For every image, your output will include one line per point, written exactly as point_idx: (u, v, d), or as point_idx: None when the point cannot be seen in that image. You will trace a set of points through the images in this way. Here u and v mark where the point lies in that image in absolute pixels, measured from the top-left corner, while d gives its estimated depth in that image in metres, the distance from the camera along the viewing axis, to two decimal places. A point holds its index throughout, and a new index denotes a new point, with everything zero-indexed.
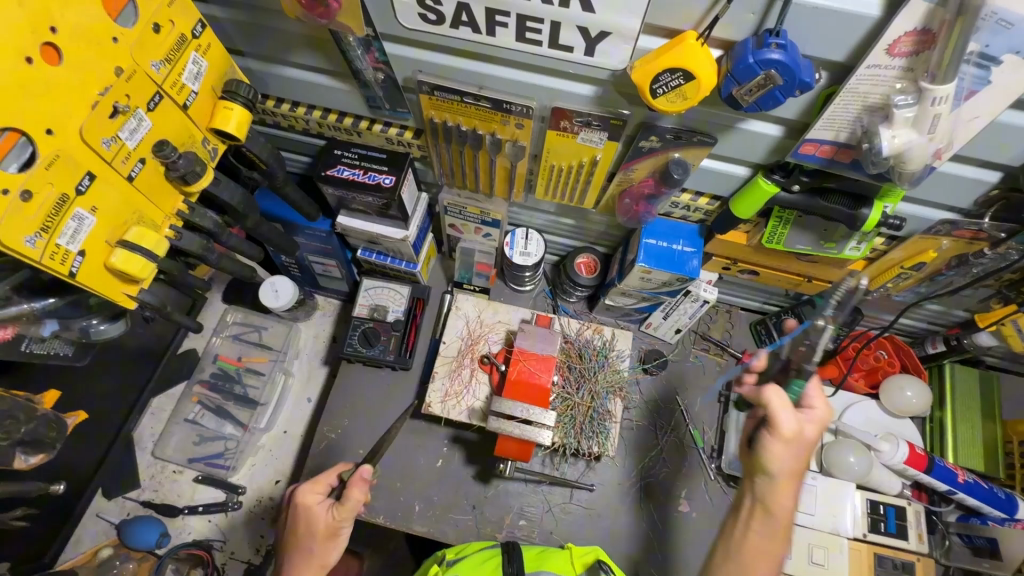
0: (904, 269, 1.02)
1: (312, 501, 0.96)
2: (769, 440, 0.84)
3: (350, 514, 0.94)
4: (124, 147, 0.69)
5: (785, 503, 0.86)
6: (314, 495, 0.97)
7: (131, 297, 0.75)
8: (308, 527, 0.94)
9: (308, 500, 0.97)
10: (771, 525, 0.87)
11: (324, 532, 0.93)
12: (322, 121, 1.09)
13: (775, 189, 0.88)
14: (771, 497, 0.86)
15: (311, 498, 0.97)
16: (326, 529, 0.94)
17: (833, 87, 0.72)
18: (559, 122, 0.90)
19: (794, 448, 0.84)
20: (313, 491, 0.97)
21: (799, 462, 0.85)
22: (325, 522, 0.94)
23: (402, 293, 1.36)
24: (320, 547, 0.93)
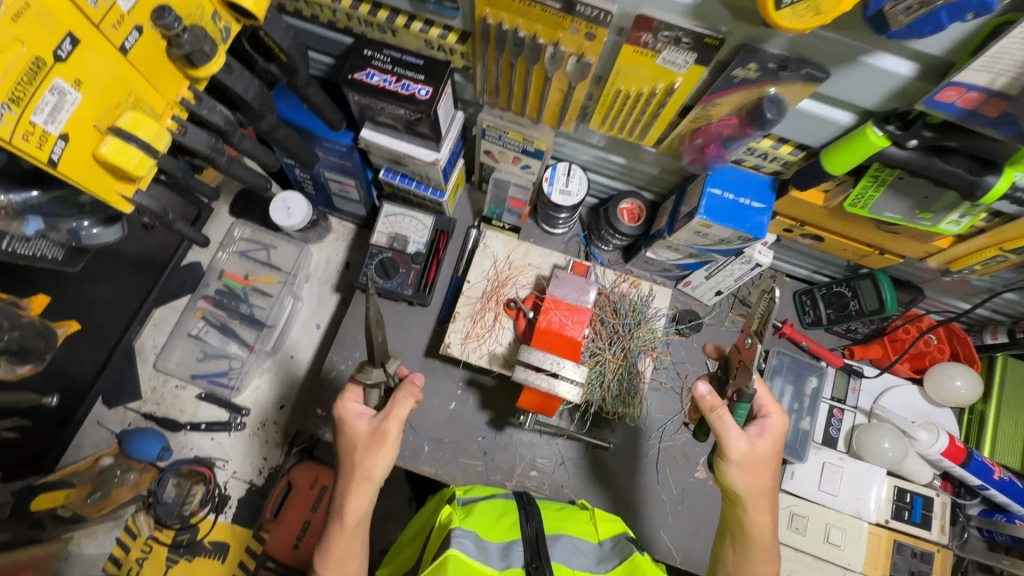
0: (1000, 253, 0.90)
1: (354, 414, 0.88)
2: (727, 466, 0.84)
3: (399, 412, 0.86)
4: (116, 8, 0.55)
5: (763, 523, 0.86)
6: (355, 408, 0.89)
7: (126, 198, 0.64)
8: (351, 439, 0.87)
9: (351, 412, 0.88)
10: (750, 547, 0.86)
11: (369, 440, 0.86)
12: (351, 12, 0.92)
13: (885, 143, 0.75)
14: (750, 519, 0.86)
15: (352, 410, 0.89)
16: (373, 434, 0.86)
17: (1011, 17, 0.57)
18: (639, 35, 0.75)
19: (750, 472, 0.84)
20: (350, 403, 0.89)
21: (762, 480, 0.85)
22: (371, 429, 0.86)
23: (425, 224, 1.26)
24: (366, 453, 0.85)
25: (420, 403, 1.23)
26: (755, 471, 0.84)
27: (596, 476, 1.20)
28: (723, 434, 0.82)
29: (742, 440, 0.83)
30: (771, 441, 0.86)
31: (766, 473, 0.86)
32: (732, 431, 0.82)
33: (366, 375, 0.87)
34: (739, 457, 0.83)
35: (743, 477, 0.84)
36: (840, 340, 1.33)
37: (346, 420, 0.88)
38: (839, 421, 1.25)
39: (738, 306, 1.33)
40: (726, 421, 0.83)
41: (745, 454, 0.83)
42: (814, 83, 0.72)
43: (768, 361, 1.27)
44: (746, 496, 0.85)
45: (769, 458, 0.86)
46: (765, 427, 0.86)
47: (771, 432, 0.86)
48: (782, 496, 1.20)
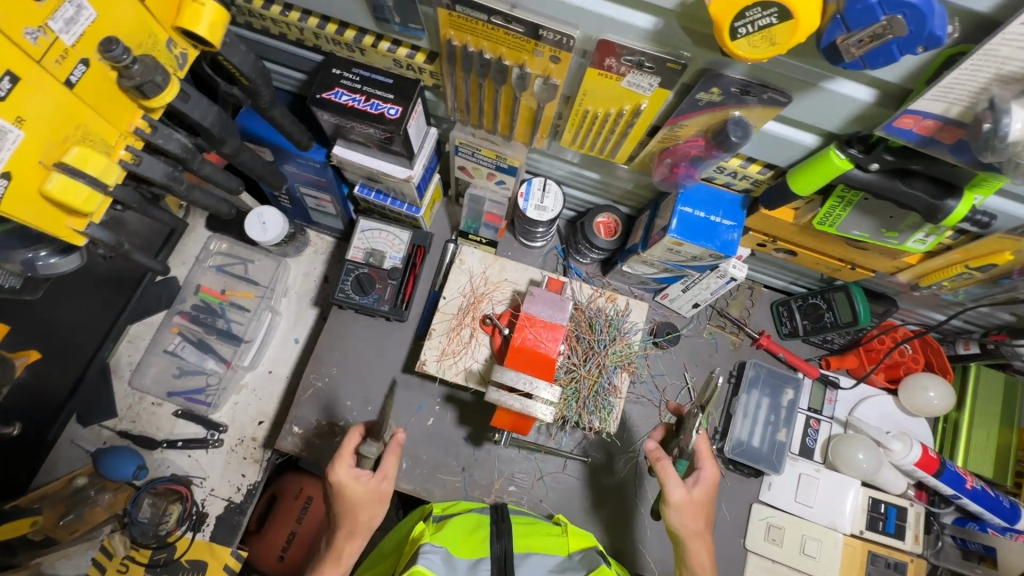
0: (967, 270, 0.90)
1: (352, 479, 0.94)
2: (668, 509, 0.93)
3: (390, 466, 0.97)
4: (57, 43, 0.54)
5: (701, 557, 0.94)
6: (350, 474, 0.95)
7: (78, 232, 0.63)
8: (349, 502, 0.93)
9: (345, 478, 0.94)
10: None
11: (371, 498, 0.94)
12: (319, 31, 0.92)
13: (848, 166, 0.75)
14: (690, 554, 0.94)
15: (345, 476, 0.94)
16: (374, 493, 0.95)
17: (962, 48, 0.57)
18: (603, 59, 0.74)
19: (687, 514, 0.93)
20: (343, 467, 0.95)
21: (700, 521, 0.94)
22: (369, 488, 0.94)
23: (402, 238, 1.25)
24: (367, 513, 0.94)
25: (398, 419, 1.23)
26: (692, 516, 0.94)
27: (574, 490, 1.20)
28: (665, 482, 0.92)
29: (681, 488, 0.93)
30: (705, 488, 0.96)
31: (701, 517, 0.95)
32: (673, 480, 0.92)
33: (366, 447, 0.97)
34: (678, 503, 0.92)
35: (680, 519, 0.93)
36: (817, 350, 1.33)
37: (345, 484, 0.93)
38: (815, 432, 1.26)
39: (716, 318, 1.33)
40: (670, 472, 0.93)
41: (682, 500, 0.92)
42: (776, 107, 0.72)
43: (745, 373, 1.27)
44: (685, 535, 0.94)
45: (703, 505, 0.96)
46: (701, 477, 0.96)
47: (706, 482, 0.96)
48: (758, 507, 1.21)
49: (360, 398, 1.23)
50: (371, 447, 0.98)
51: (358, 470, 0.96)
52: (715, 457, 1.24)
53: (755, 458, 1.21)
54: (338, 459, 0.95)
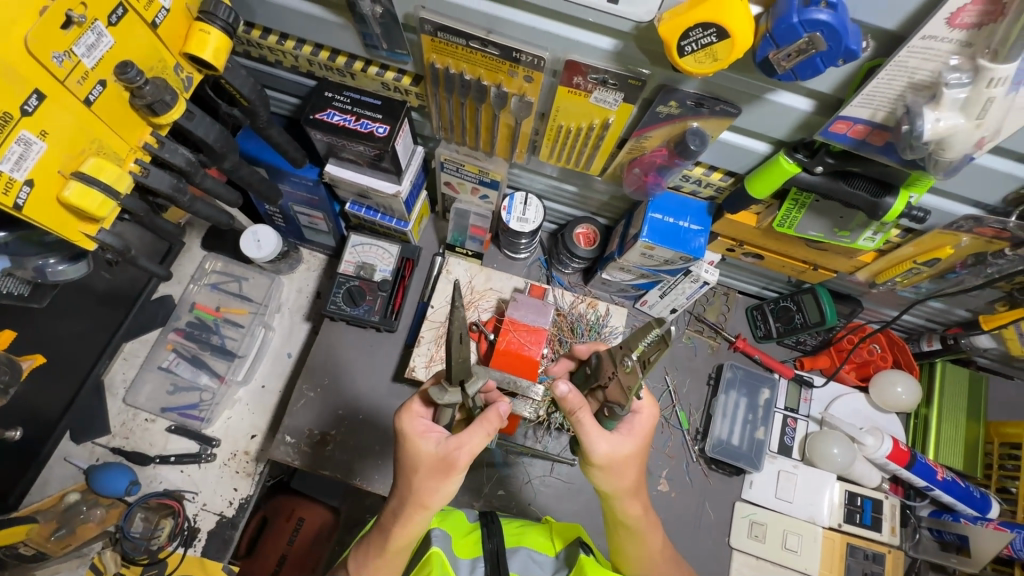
0: (915, 265, 0.98)
1: (420, 428, 0.81)
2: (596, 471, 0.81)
3: (473, 444, 0.78)
4: (80, 65, 0.60)
5: (636, 511, 0.85)
6: (421, 423, 0.81)
7: (89, 237, 0.69)
8: (411, 457, 0.80)
9: (416, 426, 0.81)
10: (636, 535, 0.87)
11: (433, 468, 0.78)
12: (312, 58, 1.00)
13: (796, 169, 0.82)
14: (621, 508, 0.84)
15: (417, 424, 0.81)
16: (439, 460, 0.78)
17: (879, 61, 0.66)
18: (571, 77, 0.82)
19: (613, 475, 0.81)
20: (415, 418, 0.82)
21: (631, 477, 0.82)
22: (431, 454, 0.78)
23: (391, 252, 1.31)
24: (426, 481, 0.78)
25: (388, 427, 1.26)
26: (621, 473, 0.81)
27: (561, 492, 1.23)
28: (585, 441, 0.78)
29: (606, 442, 0.79)
30: (636, 438, 0.82)
31: (633, 472, 0.82)
32: (594, 435, 0.78)
33: (440, 394, 0.79)
34: (602, 461, 0.80)
35: (607, 478, 0.82)
36: (791, 352, 1.39)
37: (410, 438, 0.80)
38: (793, 430, 1.30)
39: (694, 323, 1.39)
40: (588, 426, 0.78)
41: (610, 458, 0.79)
42: (728, 117, 0.80)
43: (723, 375, 1.32)
44: (620, 492, 0.83)
45: (636, 456, 0.83)
46: (633, 424, 0.83)
47: (639, 431, 0.83)
48: (742, 505, 1.25)
49: (351, 407, 1.27)
50: (447, 393, 0.79)
51: (432, 425, 0.82)
52: (697, 456, 1.29)
53: (736, 456, 1.25)
54: (409, 408, 0.83)
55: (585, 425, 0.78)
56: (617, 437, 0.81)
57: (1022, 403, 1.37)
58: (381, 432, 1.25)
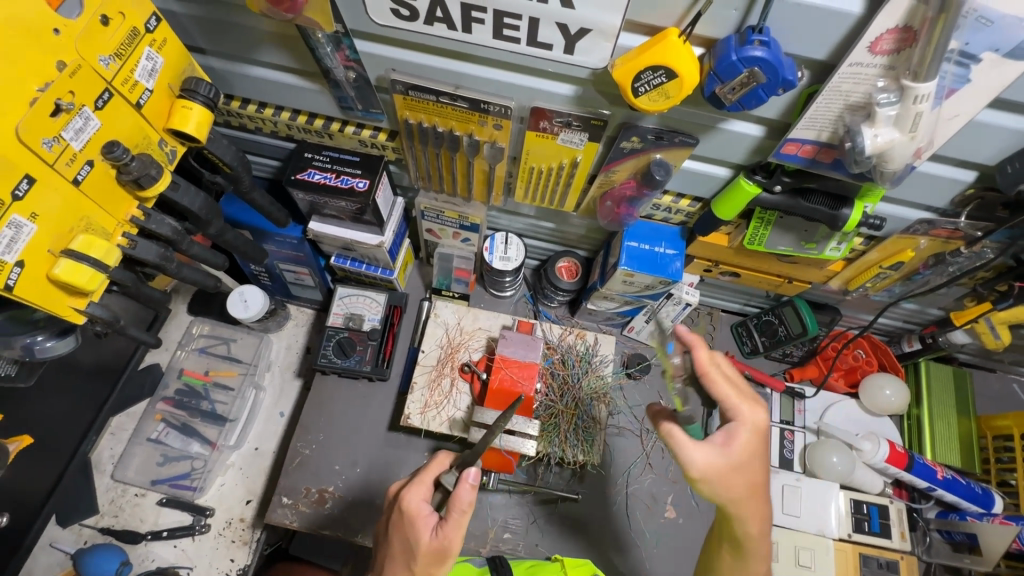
0: (882, 270, 1.03)
1: (420, 510, 0.83)
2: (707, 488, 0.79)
3: (458, 531, 0.81)
4: (68, 149, 0.63)
5: (751, 527, 0.83)
6: (421, 502, 0.84)
7: (79, 311, 0.71)
8: (409, 540, 0.82)
9: (414, 508, 0.84)
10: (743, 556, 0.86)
11: (427, 556, 0.81)
12: (291, 123, 1.04)
13: (757, 189, 0.87)
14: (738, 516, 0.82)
15: (417, 507, 0.84)
16: (435, 551, 0.81)
17: (815, 87, 0.72)
18: (538, 122, 0.87)
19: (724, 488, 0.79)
20: (418, 496, 0.85)
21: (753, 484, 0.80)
22: (427, 543, 0.81)
23: (379, 300, 1.31)
24: (422, 568, 0.82)
25: (389, 478, 1.24)
26: (729, 482, 0.78)
27: (568, 530, 1.21)
28: (677, 450, 0.78)
29: (700, 451, 0.78)
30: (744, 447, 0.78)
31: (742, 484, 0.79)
32: (687, 444, 0.78)
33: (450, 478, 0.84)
34: (700, 474, 0.78)
35: (718, 490, 0.79)
36: (780, 365, 1.42)
37: (410, 519, 0.83)
38: (791, 442, 1.31)
39: None
40: (677, 435, 0.79)
41: (706, 470, 0.78)
42: (688, 147, 0.85)
43: None
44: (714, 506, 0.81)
45: (744, 465, 0.79)
46: (735, 438, 0.78)
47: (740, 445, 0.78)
48: None
49: (348, 462, 1.25)
50: (451, 477, 0.85)
51: (430, 507, 0.84)
52: None
53: None
54: (415, 482, 0.86)
55: (676, 434, 0.78)
56: (717, 442, 0.79)
57: (1008, 395, 1.40)
58: (382, 484, 1.23)
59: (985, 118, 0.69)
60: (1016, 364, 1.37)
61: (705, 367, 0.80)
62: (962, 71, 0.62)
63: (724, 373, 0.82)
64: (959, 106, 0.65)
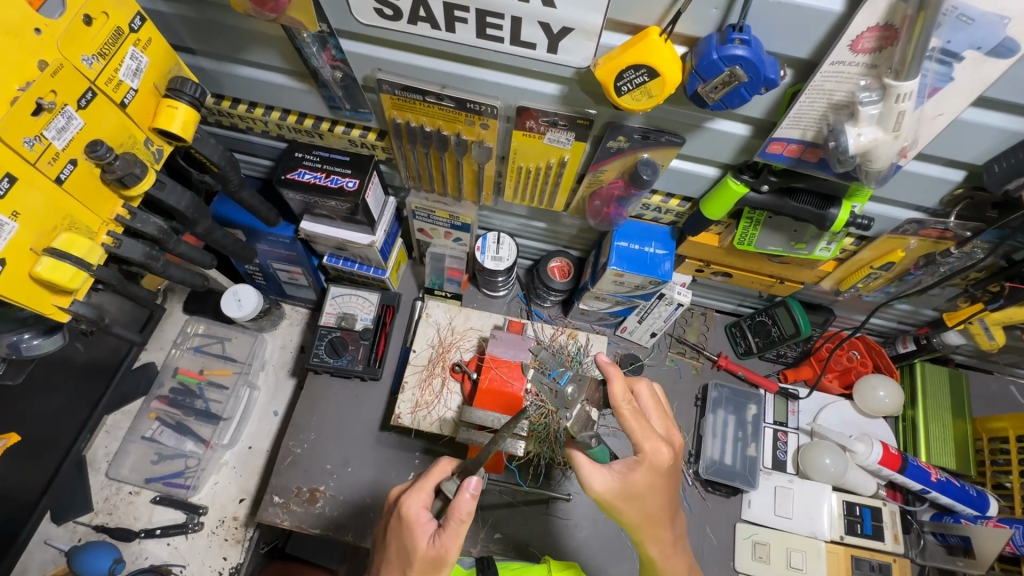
0: (873, 270, 1.03)
1: (419, 517, 0.83)
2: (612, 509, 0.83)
3: (457, 541, 0.80)
4: (51, 147, 0.64)
5: (656, 551, 0.87)
6: (420, 509, 0.84)
7: (63, 309, 0.71)
8: (406, 546, 0.83)
9: (413, 514, 0.84)
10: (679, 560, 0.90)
11: (425, 563, 0.81)
12: (281, 123, 1.05)
13: (744, 189, 0.87)
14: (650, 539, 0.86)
15: (416, 513, 0.84)
16: (432, 558, 0.81)
17: (799, 86, 0.71)
18: (524, 121, 0.87)
19: (629, 511, 0.82)
20: (418, 503, 0.85)
21: (651, 510, 0.83)
22: (424, 550, 0.81)
23: (371, 300, 1.31)
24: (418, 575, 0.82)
25: (380, 477, 1.24)
26: (641, 503, 0.82)
27: (559, 530, 1.21)
28: (579, 473, 0.83)
29: (602, 476, 0.82)
30: (633, 476, 0.81)
31: (648, 506, 0.83)
32: (588, 469, 0.82)
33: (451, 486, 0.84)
34: (602, 496, 0.82)
35: (622, 514, 0.83)
36: (774, 365, 1.41)
37: (408, 526, 0.83)
38: (784, 444, 1.29)
39: (675, 345, 1.40)
40: (581, 460, 0.83)
41: (605, 493, 0.82)
42: (674, 147, 0.85)
43: (708, 395, 1.32)
44: (636, 524, 0.84)
45: (652, 490, 0.82)
46: (634, 470, 0.81)
47: (638, 476, 0.81)
48: (742, 525, 1.24)
49: (340, 461, 1.25)
50: (453, 484, 0.85)
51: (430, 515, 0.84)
52: (692, 479, 1.28)
53: (730, 476, 1.24)
54: (415, 488, 0.86)
55: (580, 460, 0.83)
56: (616, 469, 0.83)
57: (1004, 397, 1.39)
58: (373, 484, 1.23)
59: (969, 117, 0.69)
60: (1012, 365, 1.35)
61: (618, 403, 0.81)
62: (944, 69, 0.61)
63: (633, 408, 0.82)
64: (942, 105, 0.65)
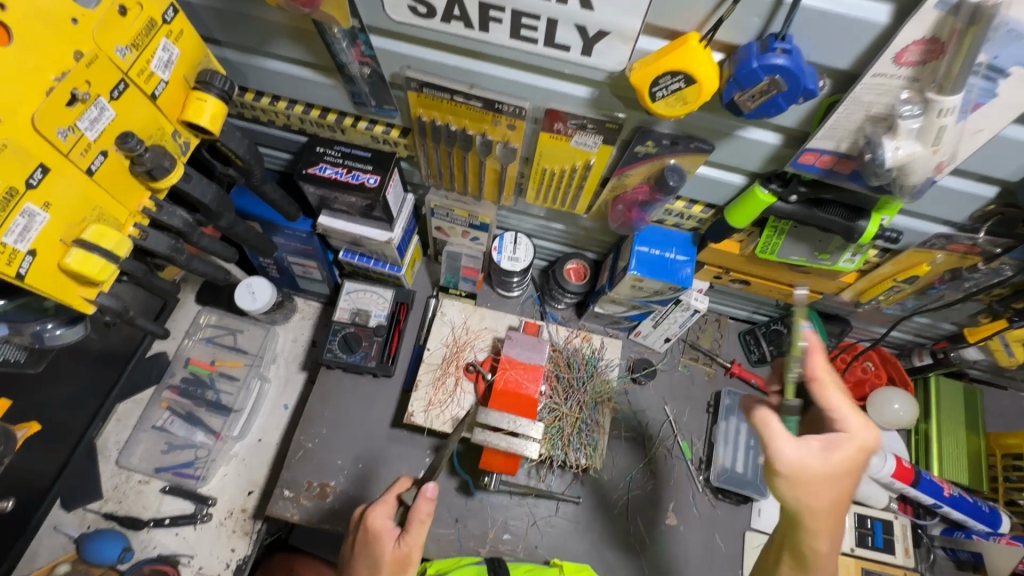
0: (896, 283, 1.02)
1: (384, 525, 0.85)
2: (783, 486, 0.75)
3: (419, 539, 0.83)
4: (83, 138, 0.63)
5: (820, 548, 0.77)
6: (385, 519, 0.86)
7: (89, 301, 0.71)
8: (374, 555, 0.83)
9: (379, 524, 0.85)
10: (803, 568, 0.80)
11: (392, 565, 0.82)
12: (304, 117, 1.04)
13: (772, 199, 0.87)
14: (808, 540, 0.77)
15: (382, 524, 0.86)
16: (398, 560, 0.83)
17: (836, 97, 0.70)
18: (552, 123, 0.87)
19: (802, 493, 0.75)
20: (383, 513, 0.87)
21: (841, 499, 0.76)
22: (392, 554, 0.83)
23: (386, 297, 1.31)
24: None
25: (391, 473, 1.24)
26: (812, 488, 0.74)
27: (569, 534, 1.20)
28: (771, 443, 0.75)
29: (793, 446, 0.75)
30: (834, 455, 0.75)
31: (831, 493, 0.75)
32: (780, 439, 0.75)
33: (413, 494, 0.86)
34: (789, 469, 0.75)
35: (800, 496, 0.75)
36: None
37: (376, 534, 0.84)
38: None
39: (689, 351, 1.40)
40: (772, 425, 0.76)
41: (796, 466, 0.74)
42: (702, 154, 0.84)
43: (721, 402, 1.32)
44: (799, 513, 0.76)
45: (837, 475, 0.75)
46: (836, 441, 0.76)
47: (842, 449, 0.75)
48: (751, 534, 1.23)
49: (350, 457, 1.25)
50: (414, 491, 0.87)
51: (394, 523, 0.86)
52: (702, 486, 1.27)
53: (741, 484, 1.24)
54: (379, 502, 0.89)
55: (768, 425, 0.76)
56: (811, 442, 0.76)
57: (1018, 414, 1.38)
58: (384, 480, 1.23)
59: (1010, 133, 0.68)
60: None
61: (818, 374, 0.78)
62: (989, 85, 0.61)
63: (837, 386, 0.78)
64: (984, 120, 0.64)
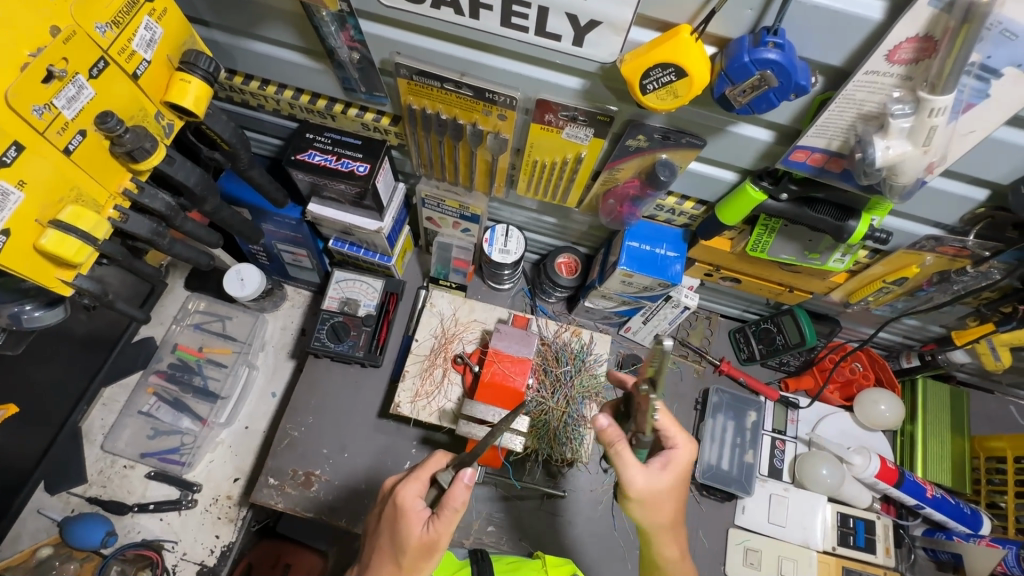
0: (885, 284, 1.02)
1: (413, 505, 0.83)
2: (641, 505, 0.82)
3: (450, 527, 0.81)
4: (60, 116, 0.62)
5: (671, 552, 0.88)
6: (416, 498, 0.84)
7: (66, 282, 0.70)
8: (400, 535, 0.83)
9: (408, 503, 0.84)
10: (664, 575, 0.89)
11: (419, 549, 0.81)
12: (293, 102, 1.03)
13: (762, 196, 0.86)
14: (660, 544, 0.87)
15: (412, 502, 0.84)
16: (424, 544, 0.82)
17: (829, 94, 0.70)
18: (543, 115, 0.86)
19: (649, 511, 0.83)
20: (413, 493, 0.84)
21: (674, 509, 0.85)
22: (418, 538, 0.82)
23: (375, 286, 1.30)
24: (410, 562, 0.82)
25: (376, 463, 1.24)
26: (658, 507, 0.83)
27: (554, 528, 1.20)
28: (623, 469, 0.80)
29: (643, 475, 0.81)
30: (674, 471, 0.83)
31: (670, 506, 0.84)
32: (632, 465, 0.80)
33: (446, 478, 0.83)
34: (640, 495, 0.81)
35: (646, 513, 0.83)
36: (776, 373, 1.40)
37: (405, 515, 0.83)
38: (782, 452, 1.29)
39: (678, 348, 1.40)
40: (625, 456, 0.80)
41: (645, 492, 0.81)
42: (694, 149, 0.83)
43: (709, 399, 1.32)
44: (654, 528, 0.85)
45: (673, 489, 0.84)
46: (670, 459, 0.84)
47: (675, 465, 0.84)
48: (735, 531, 1.24)
49: (336, 446, 1.25)
50: (448, 475, 0.84)
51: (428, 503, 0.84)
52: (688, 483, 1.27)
53: (727, 481, 1.24)
54: (410, 478, 0.86)
55: (625, 456, 0.80)
56: (653, 469, 0.82)
57: (1003, 417, 1.39)
58: (369, 470, 1.23)
59: (1001, 135, 0.67)
60: (1014, 386, 1.36)
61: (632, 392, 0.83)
62: (981, 85, 0.60)
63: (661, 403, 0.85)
64: (975, 123, 0.63)
